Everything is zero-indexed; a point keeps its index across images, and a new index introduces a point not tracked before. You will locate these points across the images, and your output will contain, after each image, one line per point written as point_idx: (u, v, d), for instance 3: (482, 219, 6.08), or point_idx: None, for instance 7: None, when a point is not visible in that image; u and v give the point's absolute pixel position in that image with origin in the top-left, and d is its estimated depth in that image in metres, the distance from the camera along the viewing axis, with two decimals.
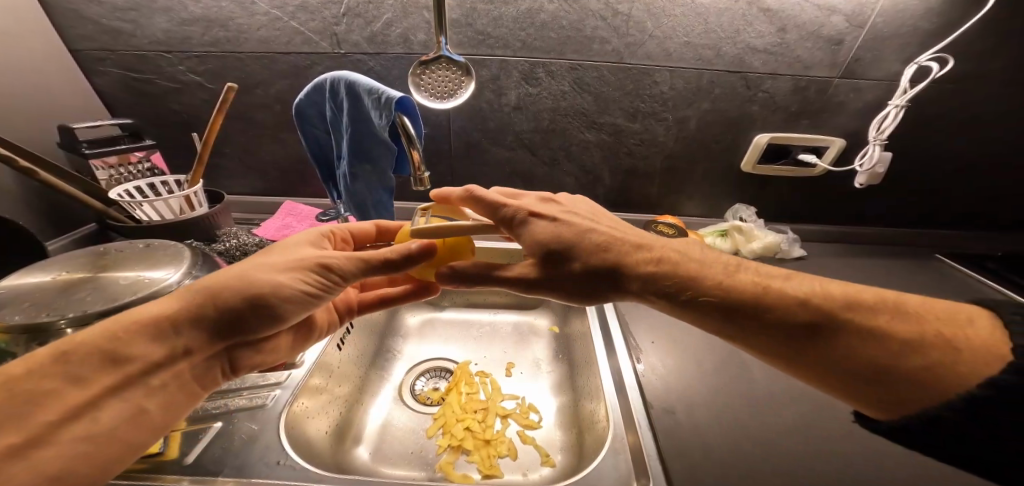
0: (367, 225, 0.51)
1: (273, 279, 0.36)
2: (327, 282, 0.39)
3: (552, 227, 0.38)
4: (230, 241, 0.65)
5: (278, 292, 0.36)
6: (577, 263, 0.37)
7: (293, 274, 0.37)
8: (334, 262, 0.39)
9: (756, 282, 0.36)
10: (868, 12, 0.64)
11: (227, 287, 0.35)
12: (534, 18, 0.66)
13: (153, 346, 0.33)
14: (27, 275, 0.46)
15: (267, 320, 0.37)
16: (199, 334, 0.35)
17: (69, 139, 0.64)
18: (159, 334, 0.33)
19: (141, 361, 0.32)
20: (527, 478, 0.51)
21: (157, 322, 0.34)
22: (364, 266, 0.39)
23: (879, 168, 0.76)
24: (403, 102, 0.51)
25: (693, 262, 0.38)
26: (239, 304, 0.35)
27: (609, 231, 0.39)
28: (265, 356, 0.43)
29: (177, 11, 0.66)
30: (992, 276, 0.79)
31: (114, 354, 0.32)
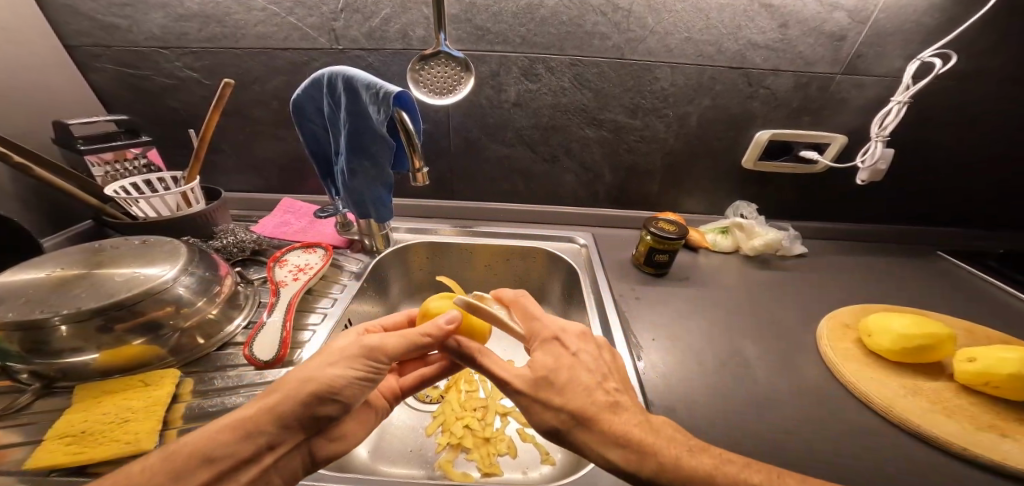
0: (400, 317, 0.51)
1: (329, 373, 0.37)
2: (376, 364, 0.39)
3: (566, 356, 0.40)
4: (228, 238, 0.65)
5: (340, 381, 0.37)
6: (568, 396, 0.37)
7: (349, 362, 0.38)
8: (375, 346, 0.39)
9: (713, 463, 0.34)
10: (871, 8, 0.63)
11: (295, 384, 0.36)
12: (533, 14, 0.65)
13: (238, 444, 0.33)
14: (20, 272, 0.45)
15: (333, 408, 0.37)
16: (278, 429, 0.35)
17: (64, 135, 0.63)
18: (246, 431, 0.34)
19: (229, 459, 0.33)
20: (527, 477, 0.51)
21: (242, 422, 0.34)
22: (402, 344, 0.40)
23: (880, 165, 0.75)
24: (402, 97, 0.50)
25: (648, 426, 0.36)
26: (304, 398, 0.36)
27: (586, 383, 0.38)
28: (343, 443, 0.41)
29: (174, 6, 0.65)
30: (993, 274, 0.79)
31: (207, 453, 0.32)
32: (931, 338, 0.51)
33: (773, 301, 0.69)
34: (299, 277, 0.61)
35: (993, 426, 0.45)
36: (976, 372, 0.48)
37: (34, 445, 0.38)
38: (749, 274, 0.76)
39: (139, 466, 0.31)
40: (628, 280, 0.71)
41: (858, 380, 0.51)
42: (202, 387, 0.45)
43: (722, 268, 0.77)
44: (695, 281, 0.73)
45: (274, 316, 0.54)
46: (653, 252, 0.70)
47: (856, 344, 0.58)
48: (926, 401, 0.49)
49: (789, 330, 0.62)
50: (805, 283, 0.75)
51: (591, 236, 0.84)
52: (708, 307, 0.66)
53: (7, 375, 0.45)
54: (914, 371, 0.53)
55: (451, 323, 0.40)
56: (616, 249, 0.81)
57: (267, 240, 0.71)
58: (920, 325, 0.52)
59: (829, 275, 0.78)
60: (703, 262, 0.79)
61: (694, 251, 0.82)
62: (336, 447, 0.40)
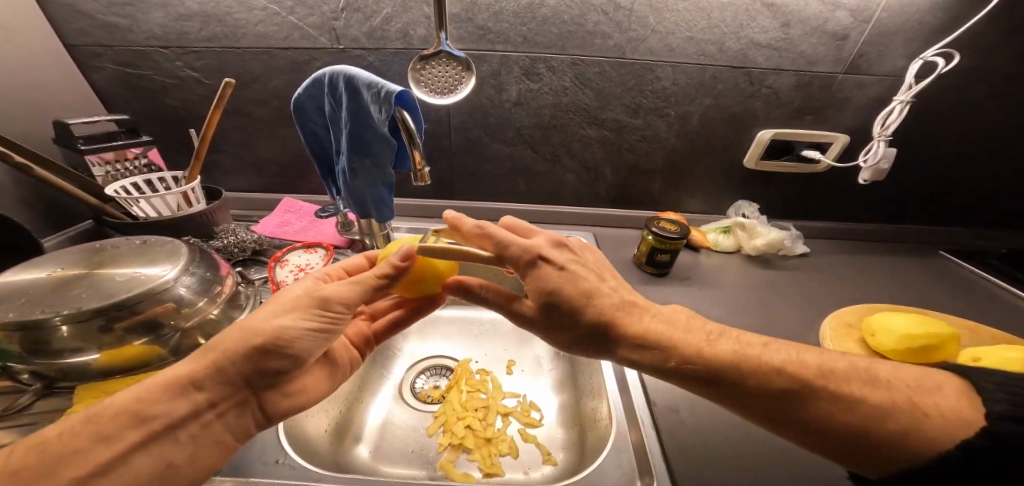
0: (360, 260, 0.50)
1: (275, 324, 0.36)
2: (331, 314, 0.38)
3: (552, 271, 0.38)
4: (228, 238, 0.65)
5: (288, 334, 0.36)
6: (570, 318, 0.38)
7: (298, 314, 0.37)
8: (329, 295, 0.38)
9: (733, 348, 0.36)
10: (874, 7, 0.63)
11: (239, 338, 0.35)
12: (535, 13, 0.65)
13: (174, 402, 0.33)
14: (20, 272, 0.45)
15: (282, 363, 0.37)
16: (220, 385, 0.34)
17: (64, 135, 0.63)
18: (182, 390, 0.33)
19: (163, 419, 0.32)
20: (528, 478, 0.51)
21: (178, 379, 0.33)
22: (358, 290, 0.40)
23: (882, 164, 0.75)
24: (403, 96, 0.50)
25: (669, 326, 0.38)
26: (247, 352, 0.35)
27: (593, 292, 0.38)
28: (299, 397, 0.41)
29: (174, 5, 0.65)
30: (995, 273, 0.78)
31: (139, 414, 0.31)
32: (935, 338, 0.51)
33: (775, 302, 0.69)
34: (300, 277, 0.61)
35: None
36: None
37: None
38: (750, 274, 0.76)
39: (58, 429, 0.30)
40: (629, 280, 0.71)
41: None
42: None
43: (723, 268, 0.77)
44: (696, 281, 0.73)
45: None
46: (655, 251, 0.69)
47: (858, 344, 0.57)
48: None
49: (791, 330, 0.62)
50: (806, 282, 0.74)
51: (591, 235, 0.83)
52: (709, 307, 0.66)
53: (7, 375, 0.44)
54: None
55: (405, 260, 0.40)
56: (617, 249, 0.81)
57: (268, 240, 0.70)
58: (924, 325, 0.51)
59: (831, 274, 0.77)
60: (704, 261, 0.79)
61: (695, 250, 0.82)
62: (292, 402, 0.40)
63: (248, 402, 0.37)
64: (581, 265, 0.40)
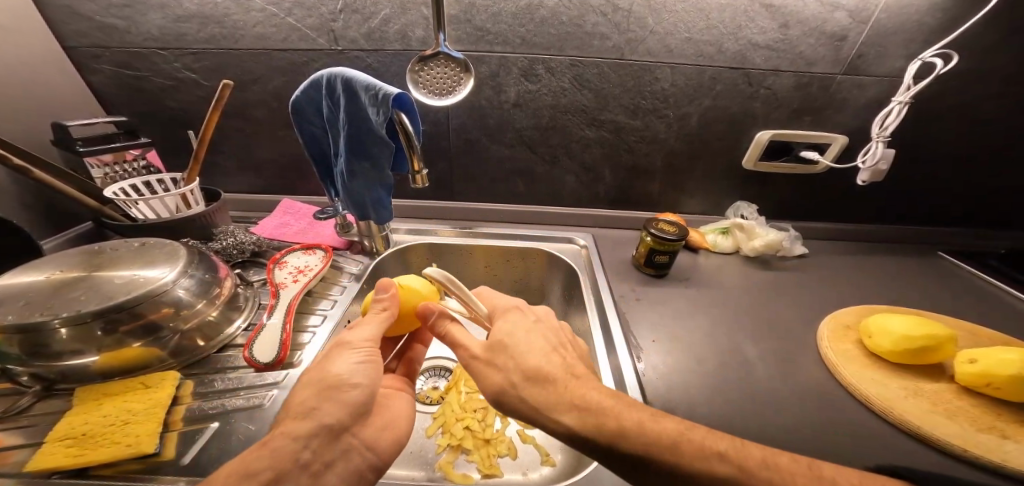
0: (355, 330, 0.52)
1: (329, 369, 0.41)
2: (365, 347, 0.43)
3: (527, 321, 0.44)
4: (227, 240, 0.65)
5: (342, 370, 0.41)
6: (517, 371, 0.40)
7: (342, 354, 0.42)
8: (348, 336, 0.44)
9: (677, 429, 0.36)
10: (873, 8, 0.63)
11: (303, 390, 0.40)
12: (533, 14, 0.65)
13: (275, 455, 0.35)
14: (19, 274, 0.45)
15: (355, 393, 0.41)
16: (311, 431, 0.37)
17: (63, 136, 0.63)
18: (278, 443, 0.36)
19: (269, 472, 0.34)
20: (527, 479, 0.50)
21: (273, 437, 0.36)
22: (370, 327, 0.45)
23: (881, 165, 0.75)
24: (401, 98, 0.50)
25: (617, 400, 0.38)
26: (315, 396, 0.39)
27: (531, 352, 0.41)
28: (390, 432, 0.43)
29: (172, 6, 0.65)
30: (993, 274, 0.79)
31: (244, 471, 0.33)
32: (933, 340, 0.51)
33: (774, 303, 0.69)
34: (299, 279, 0.61)
35: (994, 428, 0.45)
36: (978, 373, 0.48)
37: (34, 446, 0.38)
38: (749, 275, 0.76)
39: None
40: (628, 281, 0.71)
41: (858, 383, 0.51)
42: (202, 389, 0.45)
43: (722, 269, 0.77)
44: (695, 282, 0.73)
45: (274, 317, 0.53)
46: (653, 253, 0.70)
47: (856, 345, 0.58)
48: (927, 402, 0.48)
49: (790, 331, 0.62)
50: (805, 283, 0.74)
51: (590, 236, 0.84)
52: (708, 308, 0.66)
53: (7, 377, 0.45)
54: (914, 372, 0.53)
55: (384, 291, 0.46)
56: (616, 250, 0.81)
57: (268, 242, 0.71)
58: (922, 326, 0.51)
59: (830, 275, 0.77)
60: (703, 262, 0.79)
61: (694, 251, 0.82)
62: (383, 436, 0.43)
63: (346, 447, 0.39)
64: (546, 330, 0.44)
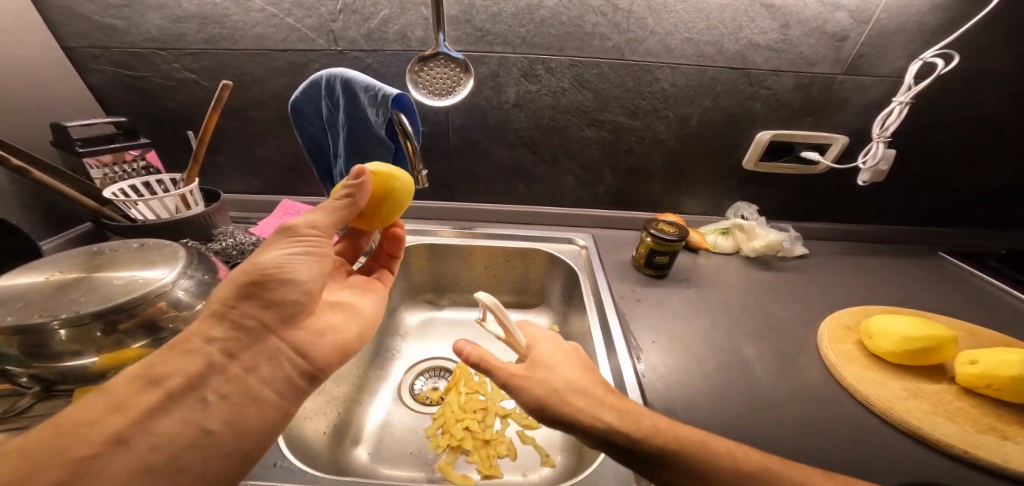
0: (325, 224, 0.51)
1: (258, 260, 0.38)
2: (307, 237, 0.40)
3: (564, 349, 0.44)
4: (226, 240, 0.65)
5: (272, 263, 0.37)
6: (559, 383, 0.39)
7: (276, 245, 0.39)
8: (297, 223, 0.40)
9: (699, 437, 0.37)
10: (873, 8, 0.63)
11: (225, 284, 0.37)
12: (533, 14, 0.65)
13: (185, 362, 0.34)
14: (18, 276, 0.45)
15: (286, 293, 0.38)
16: (232, 332, 0.36)
17: (62, 137, 0.63)
18: (189, 350, 0.34)
19: (180, 378, 0.33)
20: (527, 479, 0.51)
21: (185, 340, 0.35)
22: (324, 215, 0.41)
23: (882, 166, 0.75)
24: (401, 99, 0.50)
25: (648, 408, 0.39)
26: (239, 292, 0.36)
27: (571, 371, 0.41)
28: (326, 336, 0.42)
29: (171, 7, 0.65)
30: (994, 274, 0.78)
31: (150, 378, 0.33)
32: (934, 341, 0.51)
33: (774, 303, 0.69)
34: None
35: (994, 429, 0.45)
36: (978, 374, 0.48)
37: None
38: (749, 275, 0.76)
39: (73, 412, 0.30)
40: (629, 282, 0.71)
41: (859, 383, 0.51)
42: None
43: (723, 269, 0.77)
44: (695, 282, 0.73)
45: None
46: (653, 253, 0.69)
47: (856, 346, 0.58)
48: (928, 403, 0.48)
49: (790, 332, 0.62)
50: (805, 284, 0.74)
51: (590, 237, 0.84)
52: (709, 309, 0.66)
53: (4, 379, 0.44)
54: (914, 373, 0.53)
55: (357, 178, 0.41)
56: (616, 250, 0.81)
57: (267, 242, 0.71)
58: (922, 327, 0.51)
59: (831, 276, 0.77)
60: (703, 262, 0.79)
61: (694, 252, 0.82)
62: (319, 341, 0.41)
63: (273, 350, 0.38)
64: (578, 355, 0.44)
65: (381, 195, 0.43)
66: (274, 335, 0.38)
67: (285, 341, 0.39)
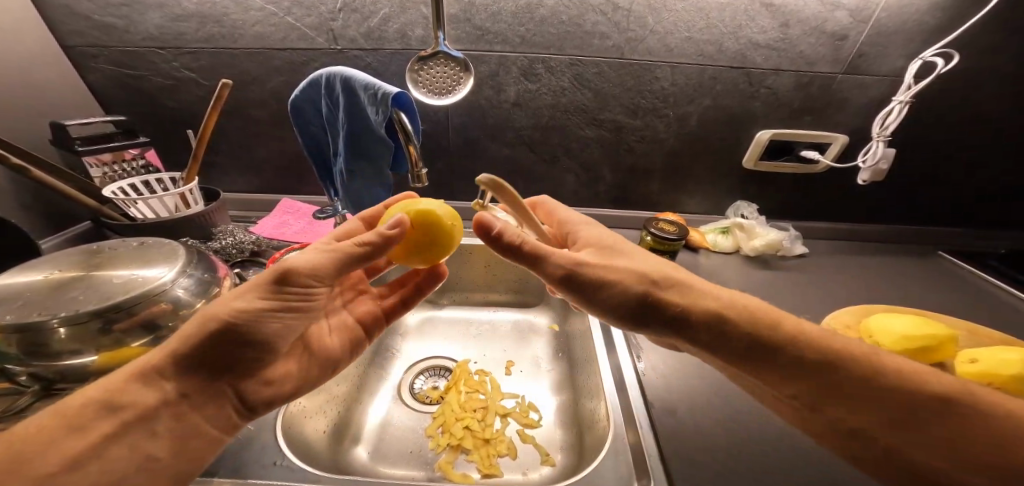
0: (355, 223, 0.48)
1: (232, 307, 0.34)
2: (299, 290, 0.36)
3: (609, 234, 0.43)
4: (226, 239, 0.65)
5: (246, 317, 0.34)
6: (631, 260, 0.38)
7: (257, 294, 0.35)
8: (296, 267, 0.36)
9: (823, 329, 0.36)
10: (873, 7, 0.63)
11: (194, 323, 0.33)
12: (533, 13, 0.65)
13: (143, 391, 0.32)
14: (17, 274, 0.45)
15: (250, 350, 0.35)
16: (189, 374, 0.34)
17: (61, 135, 0.63)
18: (147, 379, 0.32)
19: (132, 410, 0.31)
20: (527, 479, 0.51)
21: (144, 368, 0.33)
22: (329, 262, 0.37)
23: (882, 165, 0.75)
24: (401, 98, 0.50)
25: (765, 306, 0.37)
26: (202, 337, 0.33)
27: (645, 255, 0.40)
28: (278, 385, 0.40)
29: (171, 6, 0.65)
30: (994, 274, 0.78)
31: (109, 403, 0.31)
32: (934, 340, 0.51)
33: (774, 302, 0.69)
34: None
35: None
36: (978, 373, 0.48)
37: None
38: (748, 274, 0.76)
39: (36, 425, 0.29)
40: None
41: None
42: None
43: (723, 268, 0.77)
44: None
45: None
46: (653, 252, 0.69)
47: None
48: None
49: None
50: (805, 283, 0.74)
51: None
52: None
53: None
54: None
55: (396, 228, 0.38)
56: None
57: (267, 241, 0.71)
58: (922, 326, 0.51)
59: (831, 275, 0.77)
60: (703, 262, 0.79)
61: (694, 251, 0.82)
62: (267, 393, 0.39)
63: (223, 394, 0.36)
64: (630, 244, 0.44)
65: (428, 229, 0.41)
66: (226, 382, 0.36)
67: (236, 389, 0.37)
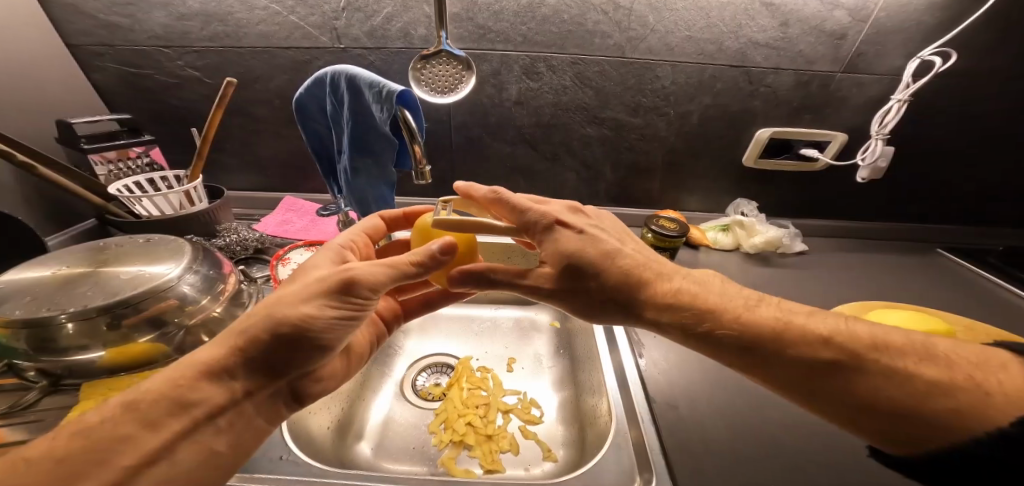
0: (376, 221, 0.51)
1: (300, 310, 0.33)
2: (360, 300, 0.36)
3: (580, 235, 0.39)
4: (230, 237, 0.66)
5: (317, 322, 0.34)
6: (597, 284, 0.38)
7: (323, 301, 0.34)
8: (360, 280, 0.35)
9: (769, 313, 0.36)
10: (872, 7, 0.63)
11: (265, 330, 0.33)
12: (535, 12, 0.65)
13: (211, 388, 0.32)
14: (26, 269, 0.46)
15: (313, 350, 0.35)
16: (255, 373, 0.34)
17: (67, 133, 0.63)
18: (214, 376, 0.32)
19: (203, 406, 0.31)
20: (529, 474, 0.51)
21: (213, 366, 0.32)
22: (393, 277, 0.36)
23: (880, 163, 0.76)
24: (404, 95, 0.50)
25: (704, 289, 0.39)
26: (274, 339, 0.33)
27: (612, 254, 0.38)
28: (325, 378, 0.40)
29: (175, 5, 0.65)
30: (993, 271, 0.79)
31: (179, 400, 0.31)
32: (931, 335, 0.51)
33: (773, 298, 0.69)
34: None
35: None
36: None
37: None
38: (748, 271, 0.77)
39: (100, 417, 0.29)
40: None
41: None
42: None
43: (723, 266, 0.78)
44: None
45: None
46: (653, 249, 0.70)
47: None
48: None
49: None
50: (805, 280, 0.75)
51: None
52: None
53: (13, 372, 0.44)
54: None
55: (447, 253, 0.37)
56: None
57: (270, 239, 0.72)
58: (920, 322, 0.52)
59: (831, 272, 0.78)
60: (703, 259, 0.79)
61: (694, 248, 0.83)
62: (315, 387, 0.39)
63: (277, 388, 0.36)
64: (601, 230, 0.41)
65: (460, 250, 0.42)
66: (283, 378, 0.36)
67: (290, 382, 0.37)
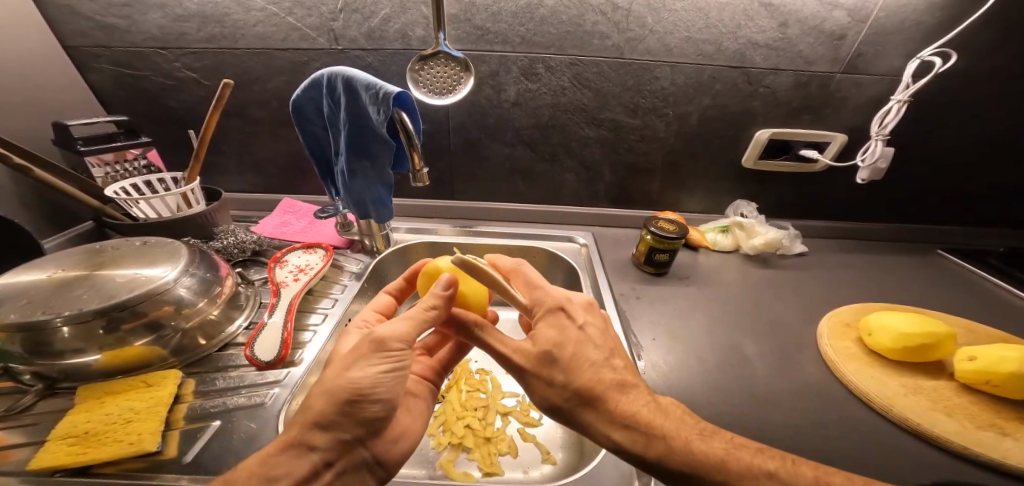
0: (386, 298, 0.50)
1: (348, 377, 0.35)
2: (394, 355, 0.37)
3: (569, 329, 0.40)
4: (228, 239, 0.65)
5: (365, 382, 0.35)
6: (572, 385, 0.38)
7: (368, 362, 0.36)
8: (387, 337, 0.37)
9: (724, 447, 0.35)
10: (871, 6, 0.63)
11: (321, 397, 0.34)
12: (533, 13, 0.65)
13: (293, 462, 0.32)
14: (22, 273, 0.45)
15: (378, 407, 0.36)
16: (332, 442, 0.34)
17: (64, 135, 0.63)
18: (293, 447, 0.33)
19: (288, 479, 0.31)
20: (528, 477, 0.51)
21: (292, 439, 0.33)
22: (419, 328, 0.38)
23: (880, 163, 0.75)
24: (401, 98, 0.50)
25: (658, 407, 0.38)
26: (336, 406, 0.34)
27: (586, 362, 0.39)
28: (403, 443, 0.39)
29: (172, 6, 0.65)
30: (994, 273, 0.78)
31: (266, 475, 0.31)
32: (932, 337, 0.51)
33: (774, 300, 0.69)
34: (300, 278, 0.61)
35: (994, 426, 0.45)
36: (977, 370, 0.48)
37: (36, 445, 0.39)
38: (749, 273, 0.76)
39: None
40: (630, 280, 0.71)
41: (861, 383, 0.51)
42: (202, 388, 0.45)
43: (723, 267, 0.77)
44: (695, 280, 0.73)
45: (275, 316, 0.53)
46: (653, 251, 0.70)
47: (855, 342, 0.58)
48: (928, 400, 0.48)
49: (789, 330, 0.62)
50: (806, 282, 0.74)
51: (590, 235, 0.84)
52: (709, 306, 0.66)
53: (10, 376, 0.45)
54: (914, 370, 0.53)
55: (448, 288, 0.39)
56: (616, 248, 0.81)
57: (268, 241, 0.71)
58: (921, 324, 0.52)
59: (831, 274, 0.78)
60: (703, 261, 0.79)
61: (694, 250, 0.83)
62: (395, 447, 0.38)
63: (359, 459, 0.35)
64: (597, 331, 0.41)
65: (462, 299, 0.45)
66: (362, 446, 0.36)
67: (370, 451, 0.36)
